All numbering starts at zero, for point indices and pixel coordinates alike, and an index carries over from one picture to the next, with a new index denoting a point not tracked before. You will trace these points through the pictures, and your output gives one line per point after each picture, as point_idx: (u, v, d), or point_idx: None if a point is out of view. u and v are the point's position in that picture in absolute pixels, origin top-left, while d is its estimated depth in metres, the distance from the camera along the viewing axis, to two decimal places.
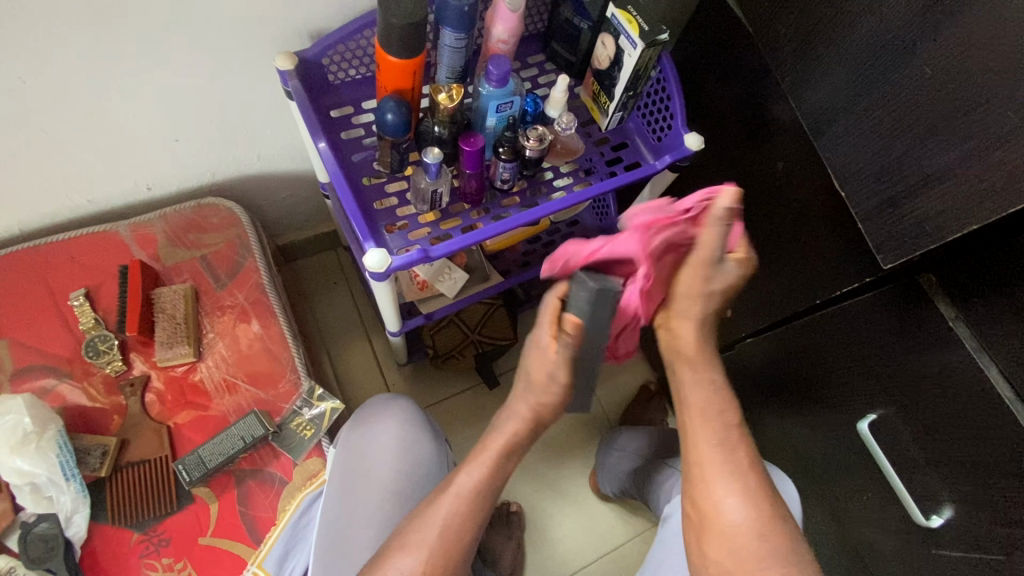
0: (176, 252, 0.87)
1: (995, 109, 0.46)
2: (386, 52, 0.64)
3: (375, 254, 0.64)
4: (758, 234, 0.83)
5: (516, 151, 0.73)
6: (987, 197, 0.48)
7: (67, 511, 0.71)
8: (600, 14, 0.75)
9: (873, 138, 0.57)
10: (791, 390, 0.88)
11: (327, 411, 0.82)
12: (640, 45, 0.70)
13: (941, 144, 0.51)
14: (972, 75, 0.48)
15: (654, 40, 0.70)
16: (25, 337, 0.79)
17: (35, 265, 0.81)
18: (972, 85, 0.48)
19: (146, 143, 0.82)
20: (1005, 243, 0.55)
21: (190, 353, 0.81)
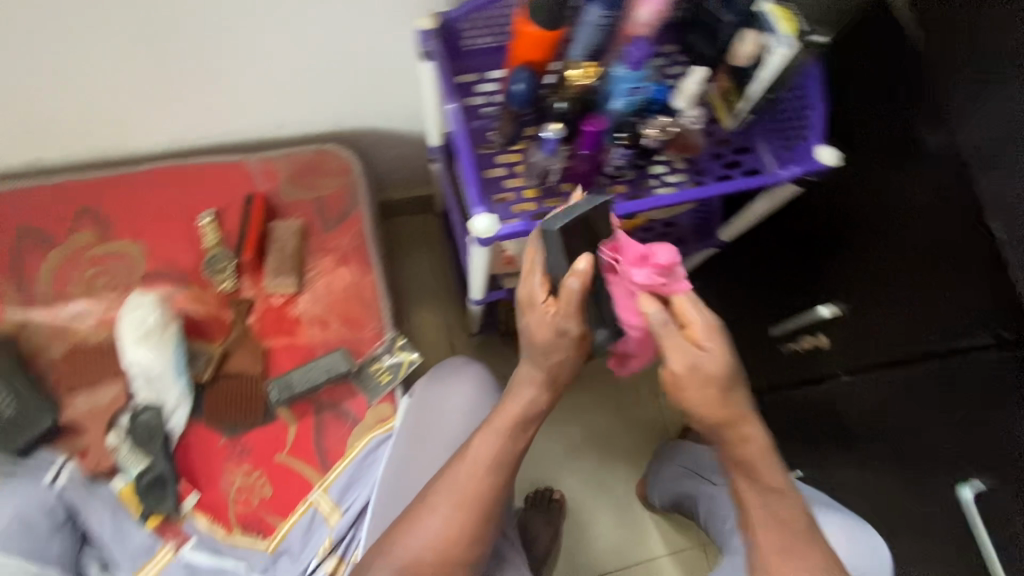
0: (294, 190, 0.93)
1: None
2: (529, 21, 0.65)
3: (485, 219, 0.66)
4: (877, 266, 0.77)
5: (636, 138, 0.72)
6: None
7: (171, 405, 0.79)
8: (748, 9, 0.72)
9: None
10: (880, 437, 0.82)
11: (404, 362, 0.85)
12: (790, 45, 0.67)
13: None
14: None
15: (805, 41, 0.67)
16: (158, 245, 0.88)
17: (176, 182, 0.90)
18: None
19: (286, 84, 0.88)
20: None
21: (293, 285, 0.86)
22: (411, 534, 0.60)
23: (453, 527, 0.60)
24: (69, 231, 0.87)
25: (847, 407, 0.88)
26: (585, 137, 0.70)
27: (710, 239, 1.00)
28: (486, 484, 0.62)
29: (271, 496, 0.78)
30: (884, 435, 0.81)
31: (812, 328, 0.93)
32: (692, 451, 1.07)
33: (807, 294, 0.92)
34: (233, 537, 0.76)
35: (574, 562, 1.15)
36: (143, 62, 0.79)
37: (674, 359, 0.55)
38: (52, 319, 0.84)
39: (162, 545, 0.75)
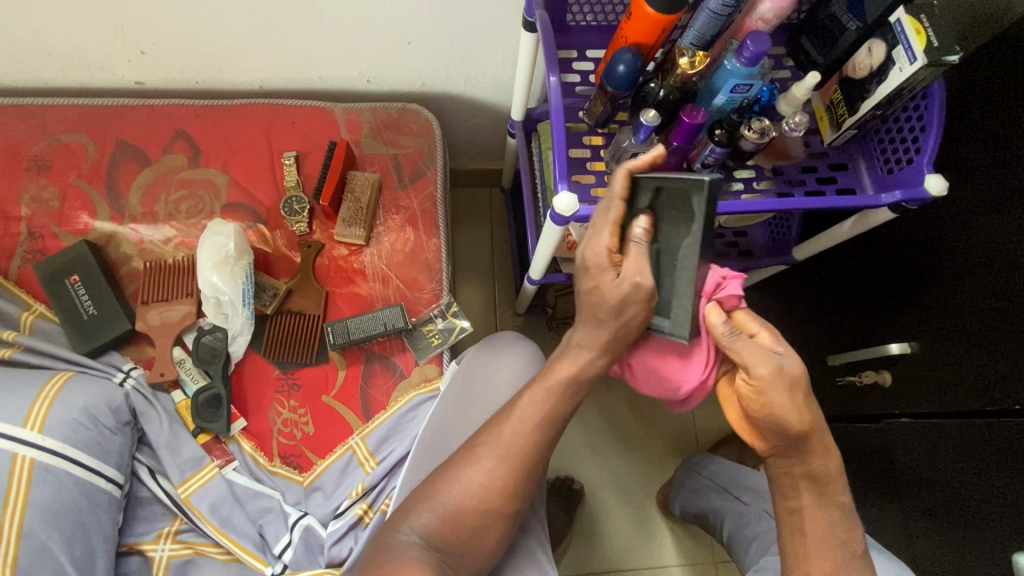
0: (375, 144, 0.94)
1: None
2: (644, 1, 0.62)
3: (566, 197, 0.64)
4: (967, 309, 0.73)
5: (732, 138, 0.69)
6: None
7: (235, 331, 0.83)
8: (880, 16, 0.67)
9: None
10: (933, 487, 0.78)
11: (456, 329, 0.87)
12: (920, 61, 0.62)
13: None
14: None
15: (939, 59, 0.61)
16: (241, 178, 0.92)
17: (266, 120, 0.93)
18: None
19: (384, 39, 0.89)
20: None
21: (361, 237, 0.88)
22: (449, 493, 0.60)
23: (491, 496, 0.60)
24: (163, 152, 0.91)
25: (902, 451, 0.84)
26: (681, 129, 0.68)
27: (782, 255, 0.96)
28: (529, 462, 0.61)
29: (314, 435, 0.81)
30: (938, 487, 0.77)
31: (876, 364, 0.89)
32: (729, 468, 1.03)
33: (878, 328, 0.88)
34: (273, 466, 0.80)
35: (584, 555, 1.15)
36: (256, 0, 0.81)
37: (757, 366, 0.53)
38: (137, 233, 0.89)
39: (210, 461, 0.78)
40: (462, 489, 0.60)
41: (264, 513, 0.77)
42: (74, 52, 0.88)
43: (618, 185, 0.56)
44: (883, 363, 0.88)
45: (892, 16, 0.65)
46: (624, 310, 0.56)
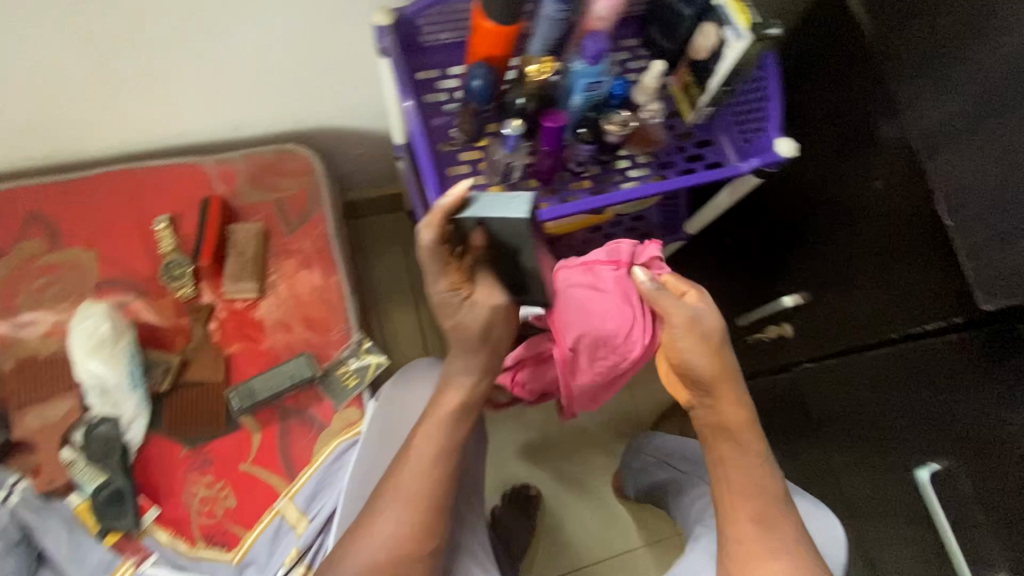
0: (254, 192, 0.90)
1: None
2: (484, 16, 0.63)
3: (442, 219, 0.64)
4: (838, 256, 0.78)
5: (597, 133, 0.72)
6: None
7: (128, 417, 0.77)
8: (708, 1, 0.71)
9: (984, 169, 0.55)
10: (841, 420, 0.85)
11: (371, 365, 0.84)
12: (746, 38, 0.67)
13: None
14: None
15: (762, 34, 0.66)
16: (111, 252, 0.85)
17: (128, 186, 0.87)
18: None
19: (243, 83, 0.86)
20: None
21: (254, 290, 0.84)
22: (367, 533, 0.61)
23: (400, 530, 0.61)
24: (16, 239, 0.84)
25: (812, 395, 0.89)
26: (546, 131, 0.69)
27: (678, 232, 1.00)
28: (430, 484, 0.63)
29: (236, 507, 0.76)
30: (847, 421, 0.83)
31: (777, 318, 0.94)
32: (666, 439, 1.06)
33: (772, 284, 0.94)
34: (197, 550, 0.74)
35: (553, 558, 1.16)
36: (91, 65, 0.76)
37: (674, 314, 0.63)
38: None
39: (123, 560, 0.73)
40: (379, 519, 0.61)
41: None
42: None
43: (431, 219, 0.58)
44: (782, 316, 0.93)
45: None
46: (489, 331, 0.64)
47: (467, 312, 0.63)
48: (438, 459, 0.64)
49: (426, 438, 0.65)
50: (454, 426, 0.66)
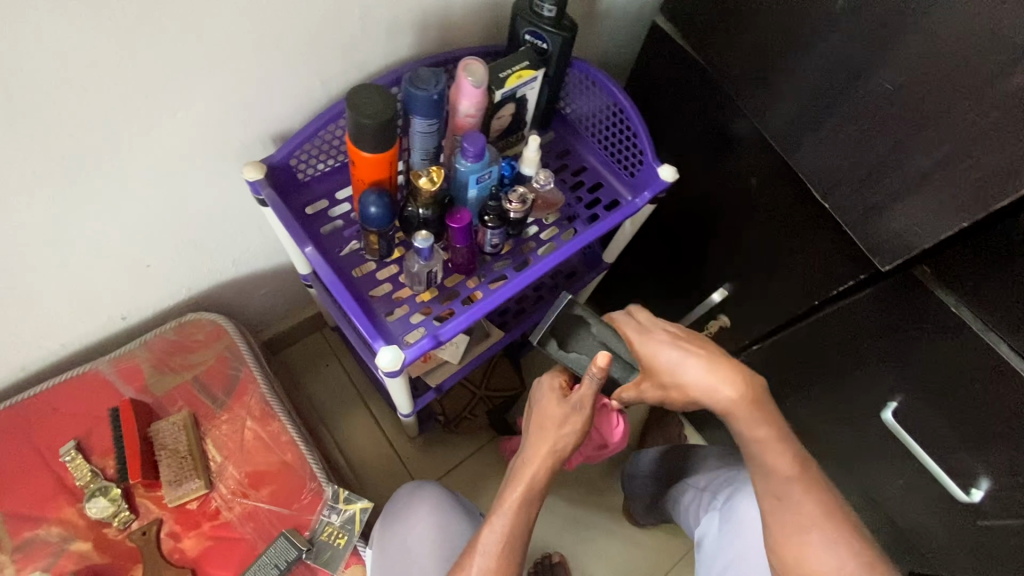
0: (166, 379, 0.82)
1: (957, 125, 0.50)
2: (359, 148, 0.63)
3: (388, 354, 0.62)
4: (745, 246, 0.85)
5: (501, 216, 0.73)
6: (962, 204, 0.52)
7: None
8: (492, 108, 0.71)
9: (835, 156, 0.61)
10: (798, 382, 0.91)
11: (357, 513, 0.78)
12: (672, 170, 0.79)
13: (936, 138, 0.52)
14: (918, 96, 0.52)
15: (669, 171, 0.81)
16: (16, 506, 0.73)
17: (15, 423, 0.76)
18: (919, 104, 0.52)
19: (119, 272, 0.80)
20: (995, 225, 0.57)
21: (200, 485, 0.76)
22: None
23: None
24: None
25: (768, 372, 0.95)
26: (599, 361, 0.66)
27: (598, 265, 1.04)
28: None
29: None
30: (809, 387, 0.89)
31: (713, 312, 1.00)
32: (649, 449, 1.09)
33: (697, 286, 1.00)
34: None
35: None
36: None
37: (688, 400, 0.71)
38: None
39: None
40: None
41: None
42: None
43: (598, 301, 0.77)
44: (716, 310, 0.99)
45: (494, 99, 0.70)
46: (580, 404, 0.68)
47: (565, 402, 0.69)
48: (508, 541, 0.63)
49: (489, 537, 0.63)
50: (522, 521, 0.64)
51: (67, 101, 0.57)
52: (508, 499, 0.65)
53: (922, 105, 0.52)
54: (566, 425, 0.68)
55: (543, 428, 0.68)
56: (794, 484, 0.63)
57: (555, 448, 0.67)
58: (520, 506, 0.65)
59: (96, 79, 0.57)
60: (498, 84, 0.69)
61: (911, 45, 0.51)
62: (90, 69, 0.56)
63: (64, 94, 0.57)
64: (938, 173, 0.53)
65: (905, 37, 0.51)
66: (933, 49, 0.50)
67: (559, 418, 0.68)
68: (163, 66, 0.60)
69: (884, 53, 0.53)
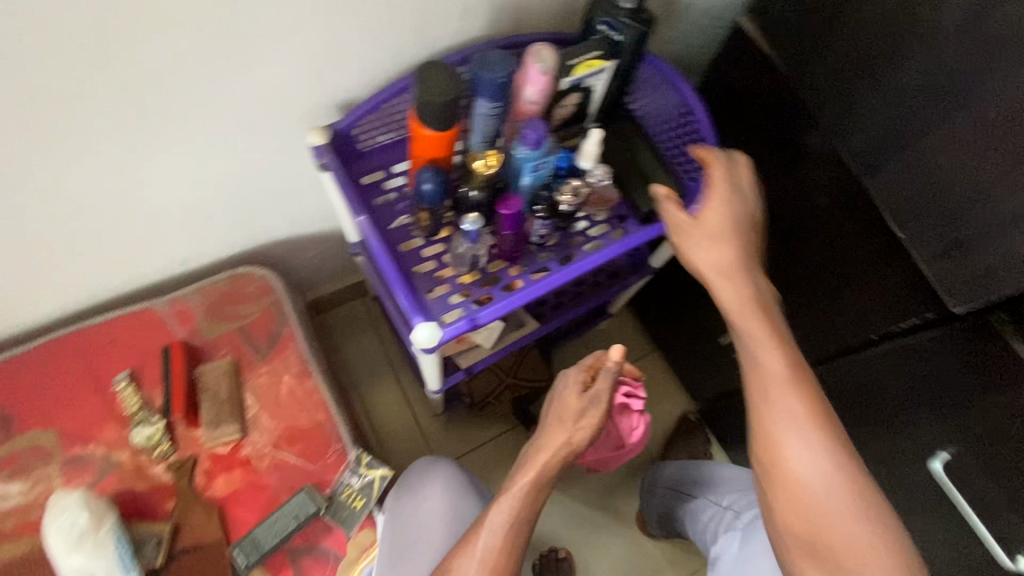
0: (216, 325, 0.87)
1: None
2: (421, 125, 0.63)
3: (424, 330, 0.63)
4: (803, 268, 0.81)
5: (552, 207, 0.73)
6: None
7: None
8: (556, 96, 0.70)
9: (914, 182, 0.57)
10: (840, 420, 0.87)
11: (377, 479, 0.81)
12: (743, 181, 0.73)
13: None
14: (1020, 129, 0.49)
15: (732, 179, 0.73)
16: (72, 422, 0.79)
17: (79, 345, 0.82)
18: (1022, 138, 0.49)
19: (184, 218, 0.84)
20: None
21: (236, 430, 0.80)
22: None
23: None
24: None
25: None
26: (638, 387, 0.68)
27: (644, 269, 1.01)
28: (507, 556, 0.62)
29: None
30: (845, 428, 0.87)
31: None
32: (671, 463, 1.07)
33: None
34: None
35: None
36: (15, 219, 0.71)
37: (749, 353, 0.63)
38: None
39: None
40: None
41: None
42: None
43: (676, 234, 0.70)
44: None
45: (561, 86, 0.69)
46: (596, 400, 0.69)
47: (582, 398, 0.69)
48: (515, 522, 0.64)
49: (498, 517, 0.64)
50: (530, 508, 0.65)
51: (155, 40, 0.60)
52: (519, 481, 0.66)
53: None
54: (585, 416, 0.69)
55: (559, 419, 0.69)
56: (834, 459, 0.56)
57: (570, 439, 0.68)
58: (528, 492, 0.65)
59: (184, 23, 0.59)
60: (567, 71, 0.69)
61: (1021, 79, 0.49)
62: (179, 15, 0.58)
63: (154, 33, 0.59)
64: None
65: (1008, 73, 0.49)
66: None
67: (578, 411, 0.69)
68: (246, 20, 0.62)
69: (983, 81, 0.51)
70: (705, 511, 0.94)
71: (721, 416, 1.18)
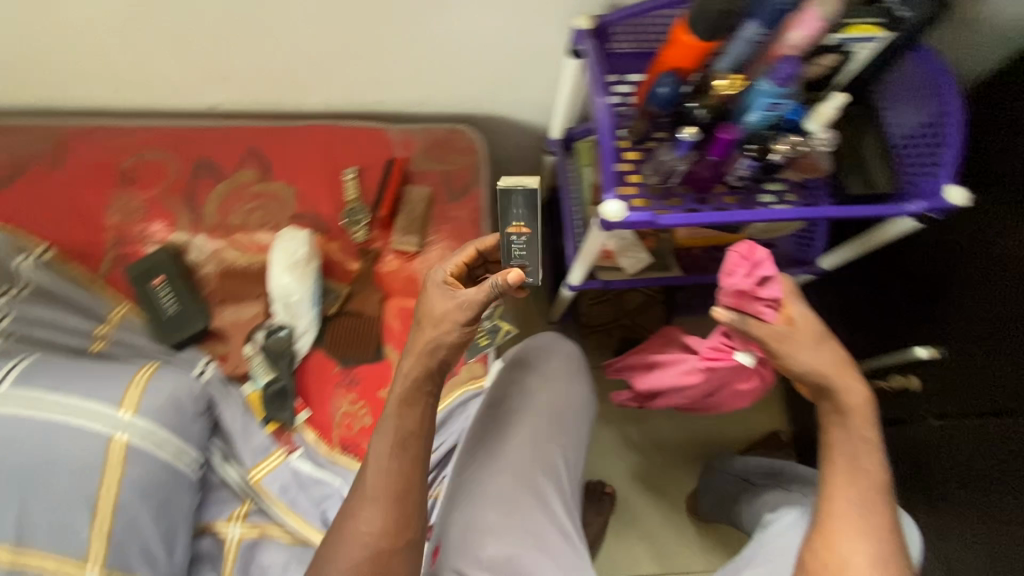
0: (427, 162, 1.02)
1: None
2: (688, 30, 0.71)
3: (614, 204, 0.71)
4: (987, 314, 0.77)
5: (764, 151, 0.75)
6: None
7: (301, 329, 0.90)
8: (817, 46, 0.71)
9: None
10: (950, 482, 0.85)
11: (502, 330, 0.94)
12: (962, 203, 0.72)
13: None
14: None
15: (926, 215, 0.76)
16: (305, 192, 0.99)
17: (327, 140, 1.02)
18: None
19: (440, 68, 0.96)
20: None
21: (414, 244, 0.95)
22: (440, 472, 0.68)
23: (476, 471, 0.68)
24: (236, 169, 0.99)
25: (939, 453, 0.86)
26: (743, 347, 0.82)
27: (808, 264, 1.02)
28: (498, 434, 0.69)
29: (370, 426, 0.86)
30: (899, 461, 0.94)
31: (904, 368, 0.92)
32: (749, 458, 1.07)
33: (903, 334, 0.92)
34: (334, 454, 0.86)
35: (615, 559, 1.16)
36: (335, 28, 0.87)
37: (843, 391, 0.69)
38: (211, 241, 0.96)
39: (278, 448, 0.85)
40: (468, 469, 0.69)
41: (325, 498, 0.83)
42: (157, 73, 0.95)
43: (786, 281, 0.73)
44: (910, 367, 0.90)
45: (827, 40, 0.70)
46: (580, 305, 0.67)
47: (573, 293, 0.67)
48: None
49: None
50: None
51: None
52: None
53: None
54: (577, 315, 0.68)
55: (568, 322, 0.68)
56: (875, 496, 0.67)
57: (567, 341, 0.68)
58: None
59: None
60: (840, 28, 0.70)
61: None
62: None
63: None
64: None
65: None
66: None
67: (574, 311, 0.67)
68: None
69: None
70: (776, 494, 0.93)
71: (815, 441, 1.15)
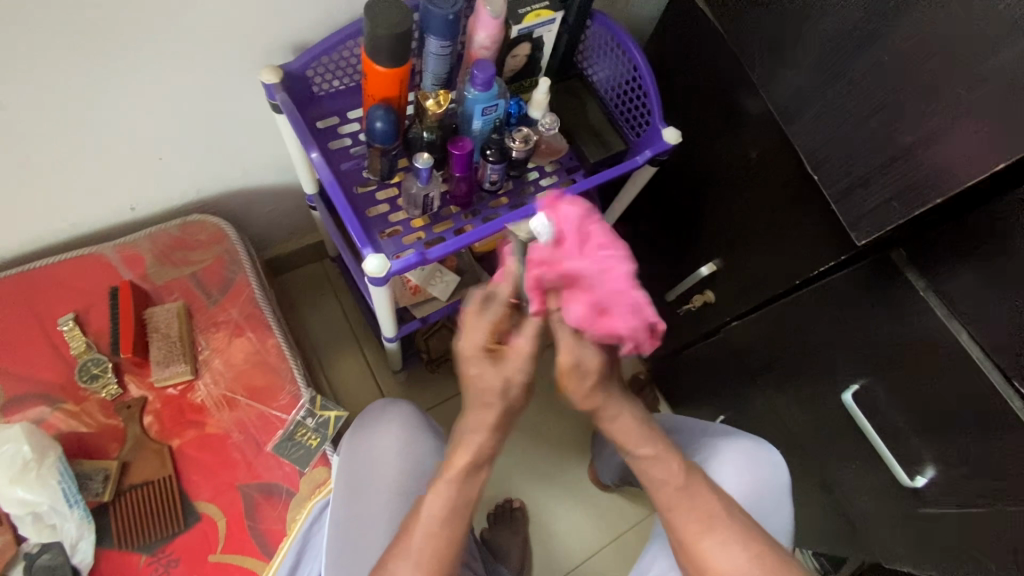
0: (166, 271, 0.86)
1: (939, 104, 0.52)
2: (373, 62, 0.66)
3: (374, 259, 0.66)
4: (738, 218, 0.85)
5: (503, 151, 0.74)
6: (940, 181, 0.53)
7: (72, 539, 0.71)
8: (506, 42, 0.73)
9: (828, 129, 0.62)
10: (767, 372, 0.92)
11: (332, 419, 0.84)
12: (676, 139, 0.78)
13: (921, 115, 0.54)
14: (911, 72, 0.54)
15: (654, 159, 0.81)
16: (14, 365, 0.78)
17: (18, 292, 0.80)
18: (912, 84, 0.54)
19: (130, 165, 0.81)
20: (954, 222, 0.60)
21: (187, 370, 0.81)
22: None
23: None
24: None
25: (748, 351, 0.93)
26: (560, 218, 0.52)
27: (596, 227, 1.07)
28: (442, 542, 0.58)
29: None
30: (727, 363, 1.00)
31: (699, 288, 0.99)
32: None
33: (691, 257, 1.00)
34: None
35: (547, 568, 1.13)
36: None
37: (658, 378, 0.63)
38: None
39: None
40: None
41: None
42: None
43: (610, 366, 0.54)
44: (703, 285, 0.98)
45: (511, 34, 0.73)
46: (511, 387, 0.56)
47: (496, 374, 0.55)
48: (453, 507, 0.59)
49: (432, 504, 0.59)
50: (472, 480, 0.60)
51: None
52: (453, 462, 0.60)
53: (922, 73, 0.53)
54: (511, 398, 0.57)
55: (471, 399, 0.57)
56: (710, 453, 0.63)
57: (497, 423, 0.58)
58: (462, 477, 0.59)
59: None
60: (517, 20, 0.72)
61: (903, 34, 0.54)
62: None
63: None
64: (923, 148, 0.54)
65: (896, 27, 0.54)
66: (923, 38, 0.52)
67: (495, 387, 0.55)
68: None
69: (875, 39, 0.56)
70: None
71: (668, 375, 1.23)
